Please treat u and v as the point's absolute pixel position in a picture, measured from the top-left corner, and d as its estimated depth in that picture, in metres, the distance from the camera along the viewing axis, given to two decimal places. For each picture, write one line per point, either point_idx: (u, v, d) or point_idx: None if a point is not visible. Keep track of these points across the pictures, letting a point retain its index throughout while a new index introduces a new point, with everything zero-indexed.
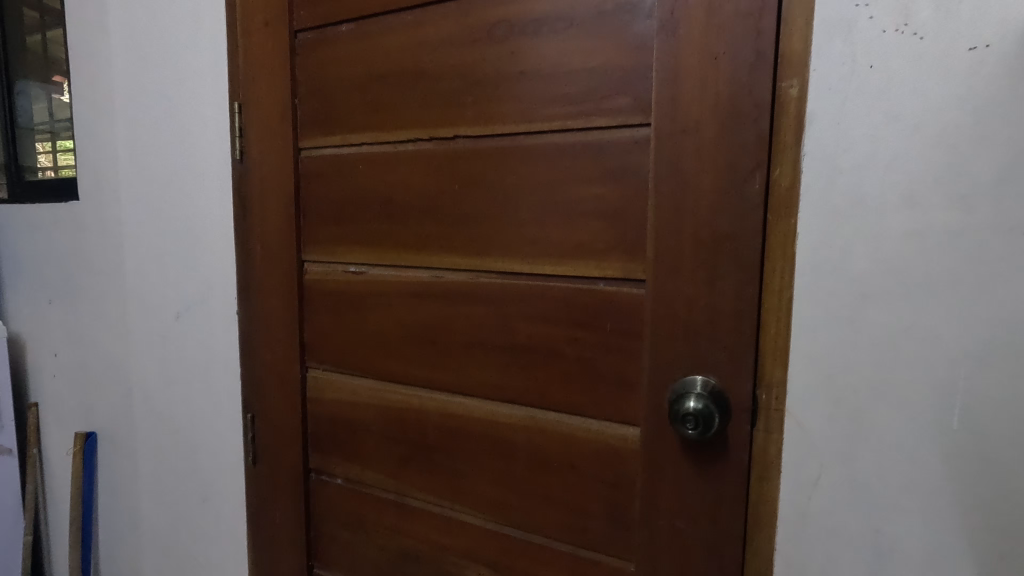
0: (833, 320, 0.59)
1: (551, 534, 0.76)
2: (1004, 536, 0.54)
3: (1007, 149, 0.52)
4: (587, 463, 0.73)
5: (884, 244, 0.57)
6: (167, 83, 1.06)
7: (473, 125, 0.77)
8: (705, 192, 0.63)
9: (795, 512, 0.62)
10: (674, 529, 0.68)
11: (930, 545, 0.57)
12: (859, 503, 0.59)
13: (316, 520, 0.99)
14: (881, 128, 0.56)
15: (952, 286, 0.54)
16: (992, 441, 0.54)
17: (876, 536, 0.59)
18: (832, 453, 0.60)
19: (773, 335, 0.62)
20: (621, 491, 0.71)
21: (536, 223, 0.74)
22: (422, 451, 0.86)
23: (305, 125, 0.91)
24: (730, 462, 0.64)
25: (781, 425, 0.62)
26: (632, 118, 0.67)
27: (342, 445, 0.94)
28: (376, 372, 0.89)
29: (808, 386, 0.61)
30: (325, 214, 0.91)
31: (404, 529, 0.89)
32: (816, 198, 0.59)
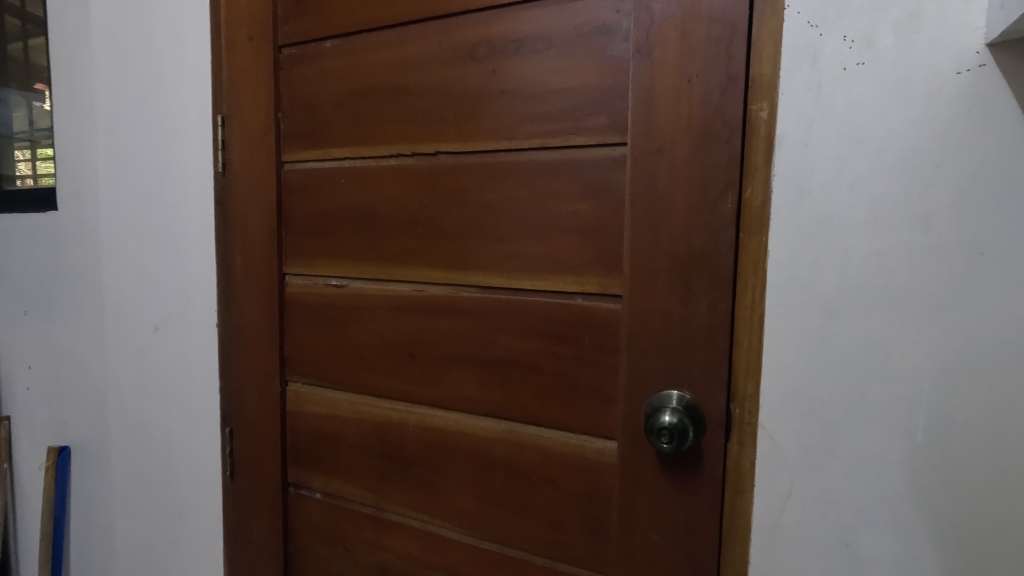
0: (804, 336, 0.61)
1: (531, 548, 0.76)
2: (966, 547, 0.56)
3: (964, 173, 0.54)
4: (565, 477, 0.74)
5: (850, 262, 0.59)
6: (150, 94, 1.06)
7: (455, 140, 0.78)
8: (680, 210, 0.65)
9: (768, 525, 0.63)
10: (651, 542, 0.68)
11: (899, 557, 0.58)
12: (830, 516, 0.60)
13: (295, 535, 0.97)
14: (847, 151, 0.58)
15: (915, 304, 0.56)
16: (954, 454, 0.56)
17: (847, 548, 0.60)
18: (803, 467, 0.61)
19: (745, 350, 0.63)
20: (599, 505, 0.72)
21: (515, 239, 0.75)
22: (402, 465, 0.86)
23: (288, 139, 0.92)
24: (705, 476, 0.65)
25: (754, 439, 0.64)
26: (609, 137, 0.68)
27: (322, 459, 0.93)
28: (356, 385, 0.89)
29: (779, 401, 0.62)
30: (307, 227, 0.91)
31: (383, 544, 0.88)
32: (786, 216, 0.61)
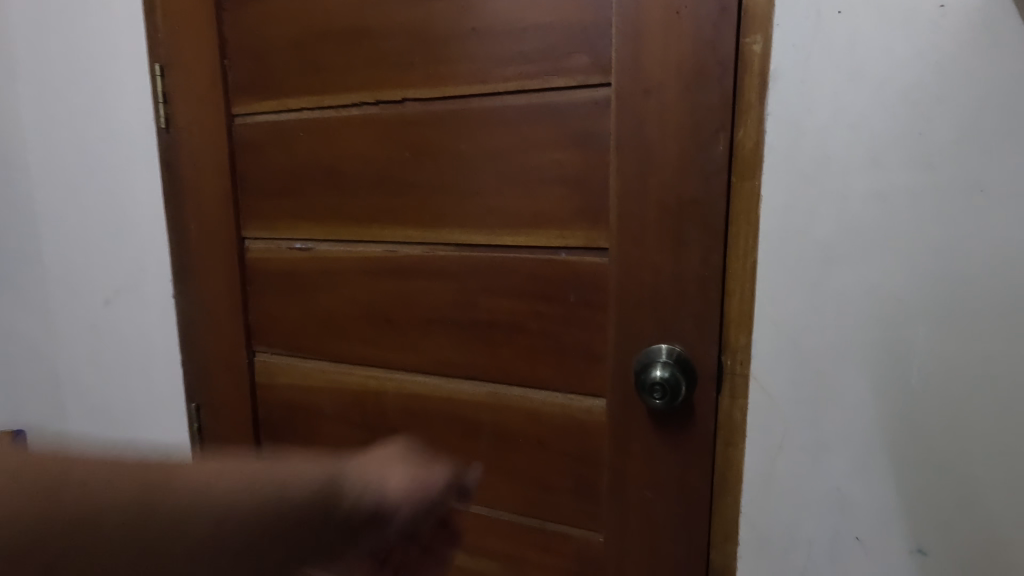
0: (799, 284, 0.59)
1: (520, 511, 0.75)
2: (957, 487, 0.56)
3: (968, 109, 0.52)
4: (553, 437, 0.72)
5: (848, 205, 0.56)
6: (79, 49, 0.95)
7: (423, 86, 0.72)
8: (670, 156, 0.61)
9: (761, 476, 0.63)
10: (643, 498, 0.67)
11: (892, 504, 0.58)
12: (823, 465, 0.60)
13: None
14: (847, 87, 0.55)
15: (912, 247, 0.55)
16: (947, 398, 0.55)
17: (838, 494, 0.60)
18: (796, 417, 0.61)
19: (738, 301, 0.61)
20: (589, 463, 0.70)
21: (494, 192, 0.70)
22: (383, 434, 0.82)
23: (238, 90, 0.83)
24: (697, 430, 0.64)
25: (746, 390, 0.62)
26: (592, 78, 0.63)
27: (298, 431, 0.89)
28: (330, 354, 0.84)
29: (771, 352, 0.61)
30: (266, 187, 0.84)
31: None
32: (780, 160, 0.58)
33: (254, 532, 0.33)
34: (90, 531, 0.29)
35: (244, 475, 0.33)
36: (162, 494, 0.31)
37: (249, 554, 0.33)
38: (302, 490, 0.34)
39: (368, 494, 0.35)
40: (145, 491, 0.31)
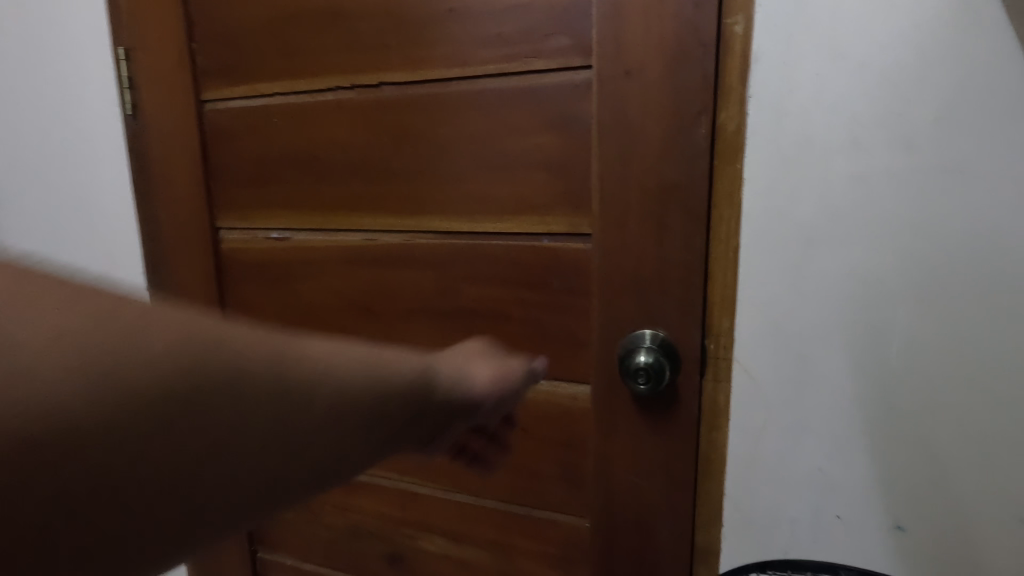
0: (780, 267, 0.59)
1: (505, 498, 0.75)
2: (934, 466, 0.56)
3: (948, 89, 0.52)
4: (538, 424, 0.71)
5: (829, 187, 0.56)
6: (35, 31, 0.90)
7: (400, 69, 0.70)
8: (652, 140, 0.60)
9: (744, 458, 0.63)
10: (628, 483, 0.68)
11: (871, 483, 0.59)
12: (805, 446, 0.61)
13: None
14: (828, 69, 0.55)
15: (892, 229, 0.55)
16: (926, 378, 0.56)
17: (819, 474, 0.61)
18: (778, 399, 0.61)
19: (720, 285, 0.61)
20: (574, 449, 0.70)
21: (474, 178, 0.69)
22: None
23: (207, 75, 0.80)
24: (681, 414, 0.64)
25: (729, 373, 0.63)
26: (572, 60, 0.62)
27: None
28: None
29: (753, 335, 0.61)
30: (239, 175, 0.82)
31: (350, 506, 0.85)
32: (762, 143, 0.58)
33: (383, 405, 0.40)
34: (254, 395, 0.34)
35: (365, 357, 0.40)
36: (298, 371, 0.36)
37: (376, 418, 0.39)
38: (415, 371, 0.43)
39: (457, 389, 0.47)
40: (288, 366, 0.36)
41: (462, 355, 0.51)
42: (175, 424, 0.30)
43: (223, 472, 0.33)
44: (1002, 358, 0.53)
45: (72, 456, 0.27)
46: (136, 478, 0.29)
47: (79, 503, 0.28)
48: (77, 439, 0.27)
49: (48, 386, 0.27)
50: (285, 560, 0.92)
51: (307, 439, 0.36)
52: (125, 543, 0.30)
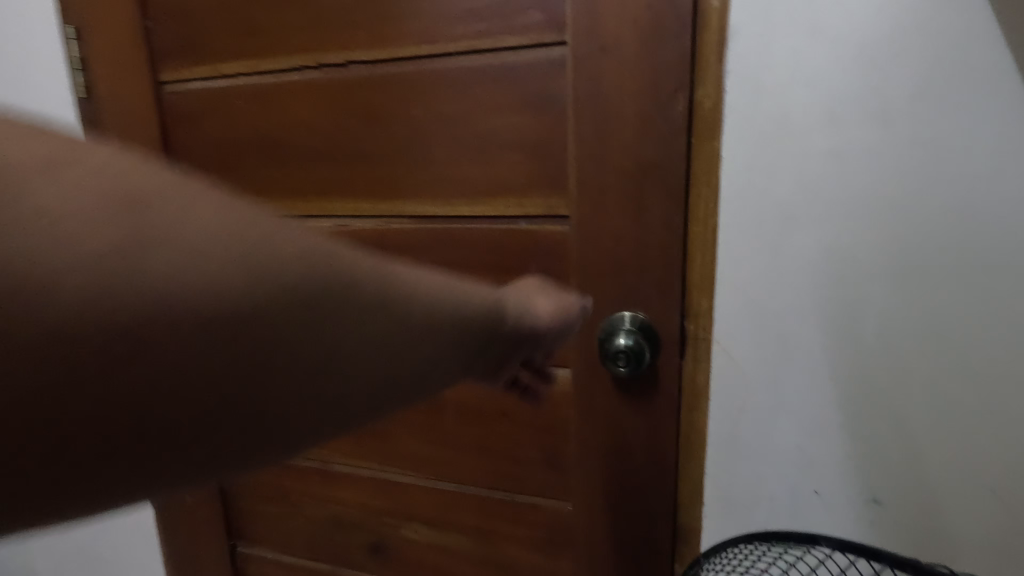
0: (759, 245, 0.59)
1: (487, 484, 0.74)
2: (911, 441, 0.57)
3: (925, 63, 0.51)
4: (519, 409, 0.71)
5: (807, 164, 0.56)
6: None
7: (368, 47, 0.67)
8: (629, 118, 0.59)
9: (725, 437, 0.63)
10: (610, 466, 0.67)
11: (849, 459, 0.59)
12: (784, 423, 0.61)
13: (233, 500, 0.91)
14: (806, 43, 0.54)
15: (869, 205, 0.55)
16: (903, 354, 0.56)
17: (798, 451, 0.61)
18: (758, 378, 0.61)
19: (700, 265, 0.61)
20: (556, 434, 0.70)
21: (448, 160, 0.67)
22: None
23: (164, 55, 0.76)
24: (661, 396, 0.64)
25: (709, 353, 0.62)
26: (546, 36, 0.60)
27: None
28: None
29: (732, 314, 0.61)
30: (203, 161, 0.78)
31: (331, 497, 0.84)
32: (740, 120, 0.57)
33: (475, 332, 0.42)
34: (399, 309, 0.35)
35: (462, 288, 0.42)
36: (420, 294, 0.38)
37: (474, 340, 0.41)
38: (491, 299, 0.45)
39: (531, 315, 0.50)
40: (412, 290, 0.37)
41: (528, 288, 0.54)
42: (311, 331, 0.30)
43: (333, 383, 0.32)
44: (974, 332, 0.53)
45: (212, 347, 0.27)
46: (296, 372, 0.30)
47: (257, 398, 0.29)
48: (218, 330, 0.27)
49: (229, 287, 0.27)
50: (267, 555, 0.90)
51: (414, 360, 0.36)
52: (278, 433, 0.31)
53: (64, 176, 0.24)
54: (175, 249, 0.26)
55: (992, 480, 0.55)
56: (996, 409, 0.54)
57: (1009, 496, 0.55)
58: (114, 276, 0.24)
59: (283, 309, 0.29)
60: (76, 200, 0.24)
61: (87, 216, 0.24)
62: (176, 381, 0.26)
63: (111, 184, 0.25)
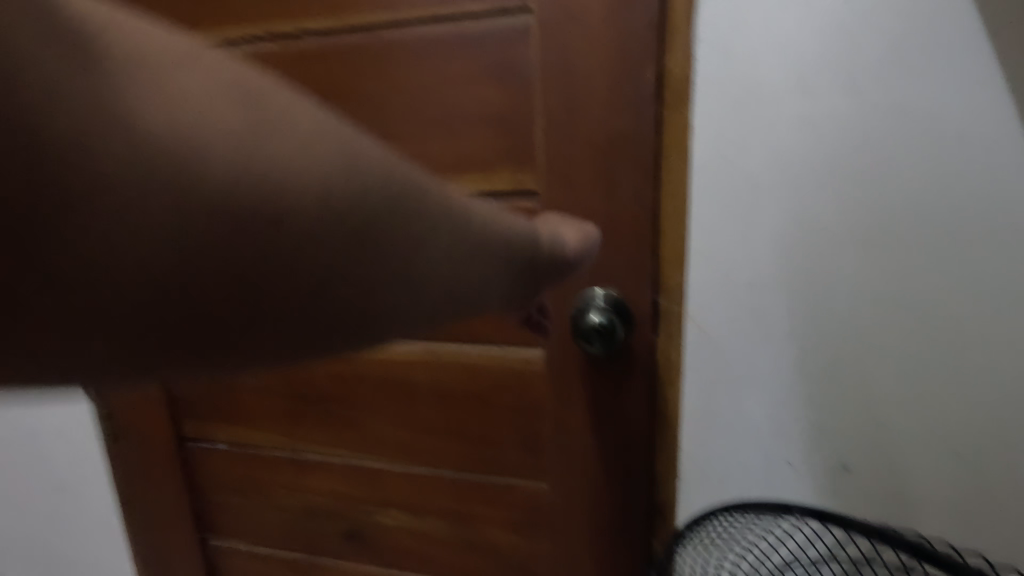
0: (731, 217, 0.58)
1: (462, 467, 0.73)
2: (881, 411, 0.57)
3: (896, 28, 0.50)
4: (492, 391, 0.69)
5: (780, 133, 0.55)
6: None
7: (324, 17, 0.64)
8: (597, 88, 0.57)
9: (699, 411, 0.63)
10: (584, 445, 0.66)
11: (821, 431, 0.59)
12: (758, 398, 0.61)
13: (202, 492, 0.88)
14: (776, 10, 0.53)
15: (841, 175, 0.54)
16: (873, 325, 0.56)
17: (772, 424, 0.61)
18: (731, 351, 0.61)
19: (672, 238, 0.60)
20: (530, 415, 0.69)
21: (412, 135, 0.64)
22: (313, 401, 0.78)
23: None
24: (634, 373, 0.63)
25: (682, 329, 0.62)
26: (510, 4, 0.58)
27: (220, 407, 0.83)
28: None
29: (705, 288, 0.60)
30: None
31: (303, 487, 0.82)
32: (712, 89, 0.56)
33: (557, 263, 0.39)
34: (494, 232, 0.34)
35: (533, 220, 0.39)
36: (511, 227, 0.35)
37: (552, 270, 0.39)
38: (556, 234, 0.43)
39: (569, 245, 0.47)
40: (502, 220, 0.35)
41: None
42: (323, 251, 0.24)
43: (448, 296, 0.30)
44: (945, 300, 0.53)
45: (341, 232, 0.24)
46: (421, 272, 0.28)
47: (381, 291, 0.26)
48: (349, 216, 0.24)
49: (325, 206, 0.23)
50: (239, 547, 0.88)
51: (432, 304, 0.29)
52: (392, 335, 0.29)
53: (202, 58, 0.22)
54: (266, 146, 0.22)
55: (963, 447, 0.55)
56: (968, 376, 0.54)
57: (980, 462, 0.55)
58: (189, 155, 0.21)
59: (275, 207, 0.22)
60: (200, 76, 0.22)
61: (198, 92, 0.21)
62: (131, 265, 0.20)
63: (240, 73, 0.23)
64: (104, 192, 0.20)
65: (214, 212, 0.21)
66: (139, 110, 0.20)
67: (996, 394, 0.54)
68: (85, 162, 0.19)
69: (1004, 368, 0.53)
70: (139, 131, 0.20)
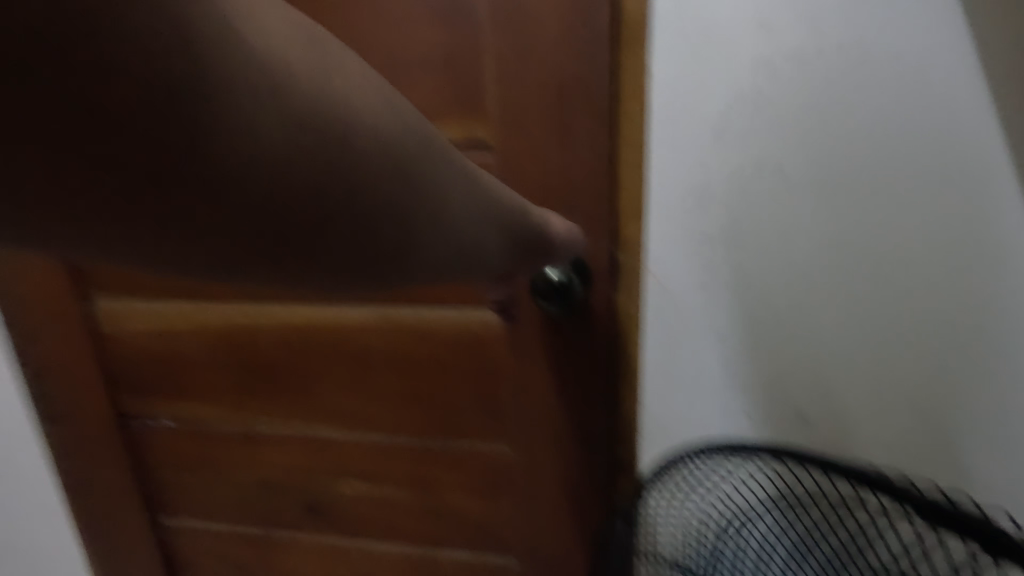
0: (692, 167, 0.56)
1: (421, 433, 0.71)
2: (839, 362, 0.57)
3: None
4: (449, 355, 0.67)
5: (738, 77, 0.54)
6: None
7: None
8: (549, 30, 0.55)
9: (660, 368, 0.62)
10: (544, 405, 0.65)
11: (781, 385, 0.59)
12: (719, 354, 0.60)
13: (150, 472, 0.84)
14: None
15: (800, 118, 0.53)
16: (832, 273, 0.55)
17: (733, 380, 0.60)
18: (692, 305, 0.60)
19: (630, 188, 0.59)
20: (489, 379, 0.67)
21: None
22: (261, 372, 0.74)
23: None
24: (594, 330, 0.62)
25: (642, 284, 0.61)
26: None
27: (162, 382, 0.78)
28: (186, 293, 0.73)
29: (664, 240, 0.59)
30: None
31: (257, 461, 0.78)
32: (669, 33, 0.55)
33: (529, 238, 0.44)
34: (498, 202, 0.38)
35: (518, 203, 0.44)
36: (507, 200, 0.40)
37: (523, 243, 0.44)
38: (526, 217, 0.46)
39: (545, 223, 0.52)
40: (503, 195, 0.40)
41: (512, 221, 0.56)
42: (406, 187, 0.28)
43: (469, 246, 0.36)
44: (903, 248, 0.53)
45: (417, 174, 0.29)
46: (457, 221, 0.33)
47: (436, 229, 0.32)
48: (420, 162, 0.29)
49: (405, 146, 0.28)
50: (194, 525, 0.84)
51: (457, 246, 0.34)
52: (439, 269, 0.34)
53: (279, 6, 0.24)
54: (347, 88, 0.25)
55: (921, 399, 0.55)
56: (925, 325, 0.54)
57: (939, 415, 0.55)
58: (291, 97, 0.23)
59: (355, 141, 0.26)
60: (287, 22, 0.24)
61: (287, 34, 0.24)
62: (235, 167, 0.22)
63: (307, 18, 0.25)
64: (196, 103, 0.21)
65: (310, 151, 0.24)
66: (251, 51, 0.22)
67: (953, 344, 0.53)
68: (177, 68, 0.21)
69: (961, 315, 0.53)
70: (254, 71, 0.22)
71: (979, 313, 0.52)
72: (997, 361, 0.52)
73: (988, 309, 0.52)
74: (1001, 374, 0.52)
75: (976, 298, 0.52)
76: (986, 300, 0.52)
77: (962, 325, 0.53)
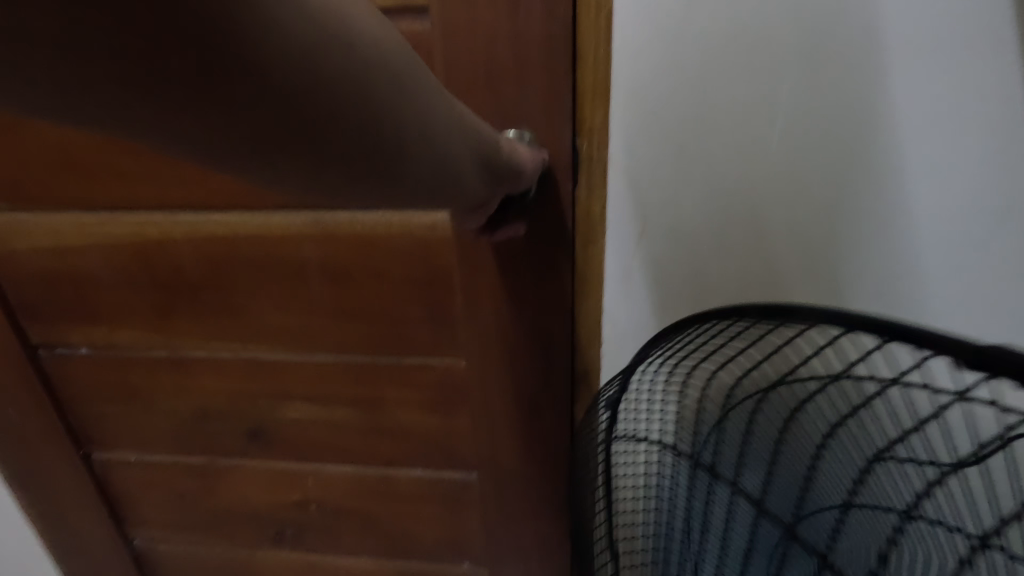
0: (660, 34, 0.49)
1: (369, 350, 0.65)
2: (803, 246, 0.54)
3: None
4: (394, 264, 0.61)
5: None
6: None
7: None
8: None
9: (621, 271, 0.57)
10: (499, 314, 0.60)
11: (743, 279, 0.56)
12: (683, 252, 0.56)
13: (70, 406, 0.76)
14: None
15: None
16: (804, 154, 0.51)
17: (696, 278, 0.56)
18: (656, 201, 0.54)
19: (592, 64, 0.50)
20: (439, 287, 0.61)
21: None
22: (182, 289, 0.66)
23: None
24: (553, 231, 0.56)
25: (605, 177, 0.54)
26: None
27: (70, 306, 0.69)
28: (81, 202, 0.63)
29: (627, 127, 0.52)
30: None
31: (190, 387, 0.72)
32: None
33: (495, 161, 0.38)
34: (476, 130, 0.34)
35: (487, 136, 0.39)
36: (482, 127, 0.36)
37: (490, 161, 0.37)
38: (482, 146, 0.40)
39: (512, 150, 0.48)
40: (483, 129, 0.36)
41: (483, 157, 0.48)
42: (379, 109, 0.25)
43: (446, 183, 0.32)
44: (876, 120, 0.49)
45: (394, 100, 0.25)
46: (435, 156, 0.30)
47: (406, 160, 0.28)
48: (398, 86, 0.25)
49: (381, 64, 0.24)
50: (129, 457, 0.79)
51: (427, 177, 0.30)
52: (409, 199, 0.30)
53: None
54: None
55: (874, 284, 0.54)
56: (892, 206, 0.51)
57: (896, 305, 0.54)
58: None
59: (317, 37, 0.21)
60: None
61: None
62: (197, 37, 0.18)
63: None
64: None
65: (284, 54, 0.20)
66: None
67: (914, 225, 0.51)
68: None
69: (921, 199, 0.50)
70: None
71: (938, 193, 0.50)
72: (948, 241, 0.51)
73: (946, 189, 0.49)
74: (953, 255, 0.51)
75: (936, 177, 0.49)
76: (952, 172, 0.49)
77: (922, 209, 0.50)
